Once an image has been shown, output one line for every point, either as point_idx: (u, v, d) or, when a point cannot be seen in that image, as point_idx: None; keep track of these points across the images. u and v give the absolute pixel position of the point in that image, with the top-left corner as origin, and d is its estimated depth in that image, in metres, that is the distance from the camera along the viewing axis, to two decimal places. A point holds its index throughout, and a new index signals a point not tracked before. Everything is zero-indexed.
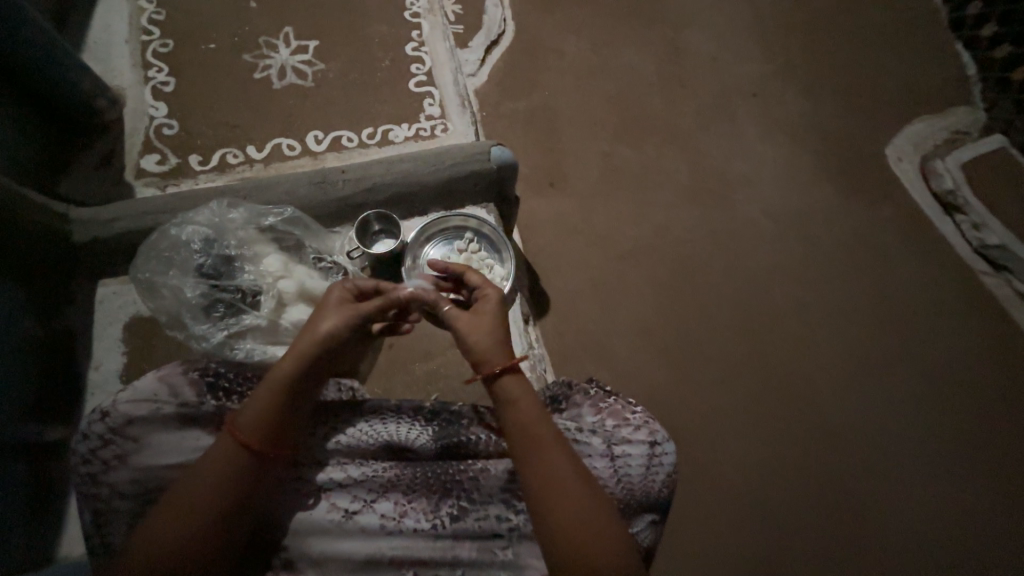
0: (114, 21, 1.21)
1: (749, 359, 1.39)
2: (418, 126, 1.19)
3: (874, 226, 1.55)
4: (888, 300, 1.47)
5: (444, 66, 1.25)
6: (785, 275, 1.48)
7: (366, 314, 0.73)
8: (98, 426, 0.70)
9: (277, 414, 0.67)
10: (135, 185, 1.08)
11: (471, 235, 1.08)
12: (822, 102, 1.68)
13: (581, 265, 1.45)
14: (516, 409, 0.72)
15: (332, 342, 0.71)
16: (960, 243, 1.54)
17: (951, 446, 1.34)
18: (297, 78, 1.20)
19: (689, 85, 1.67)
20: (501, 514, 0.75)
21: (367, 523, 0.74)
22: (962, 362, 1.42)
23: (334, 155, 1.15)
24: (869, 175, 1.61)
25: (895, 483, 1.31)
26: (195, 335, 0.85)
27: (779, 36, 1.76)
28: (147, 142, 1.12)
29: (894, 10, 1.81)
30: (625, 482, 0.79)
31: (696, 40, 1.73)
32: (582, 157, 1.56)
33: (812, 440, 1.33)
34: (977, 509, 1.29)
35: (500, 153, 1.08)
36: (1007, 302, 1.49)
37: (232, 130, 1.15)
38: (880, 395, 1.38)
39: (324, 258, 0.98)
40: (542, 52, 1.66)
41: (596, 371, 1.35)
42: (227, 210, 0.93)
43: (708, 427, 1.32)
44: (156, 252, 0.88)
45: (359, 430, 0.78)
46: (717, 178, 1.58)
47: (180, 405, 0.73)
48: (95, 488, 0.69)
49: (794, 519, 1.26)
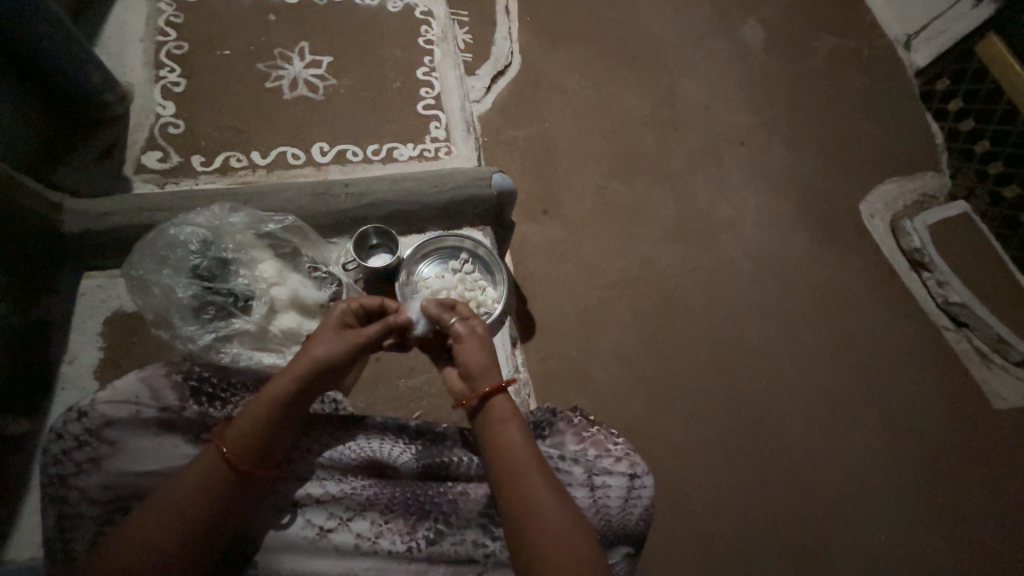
0: (130, 19, 1.22)
1: (725, 395, 1.43)
2: (423, 146, 1.23)
3: (847, 276, 1.63)
4: (857, 347, 1.54)
5: (453, 92, 1.30)
6: (763, 317, 1.54)
7: (366, 341, 0.74)
8: (75, 427, 0.68)
9: (264, 428, 0.67)
10: (133, 180, 1.08)
11: (466, 256, 1.11)
12: (804, 157, 1.79)
13: (569, 292, 1.48)
14: (496, 433, 0.74)
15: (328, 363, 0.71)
16: (926, 299, 1.63)
17: (912, 492, 1.39)
18: (308, 91, 1.23)
19: (682, 130, 1.77)
20: (478, 540, 0.75)
21: (342, 541, 0.73)
22: (924, 411, 1.48)
23: (338, 167, 1.18)
24: (844, 228, 1.71)
25: (858, 527, 1.34)
26: (183, 335, 0.84)
27: (767, 92, 1.88)
28: (150, 139, 1.12)
29: (871, 79, 1.96)
30: (603, 514, 0.80)
31: (690, 89, 1.84)
32: (577, 188, 1.61)
33: (784, 480, 1.36)
34: (935, 556, 1.33)
35: (501, 180, 1.13)
36: (966, 357, 1.57)
37: (238, 134, 1.16)
38: (847, 439, 1.42)
39: (319, 267, 0.98)
40: (546, 86, 1.74)
41: (576, 398, 1.37)
42: (228, 214, 0.93)
43: (684, 461, 1.34)
44: (151, 250, 0.88)
45: (342, 445, 0.77)
46: (703, 219, 1.65)
47: (161, 409, 0.71)
48: (63, 492, 0.67)
49: (762, 559, 1.27)
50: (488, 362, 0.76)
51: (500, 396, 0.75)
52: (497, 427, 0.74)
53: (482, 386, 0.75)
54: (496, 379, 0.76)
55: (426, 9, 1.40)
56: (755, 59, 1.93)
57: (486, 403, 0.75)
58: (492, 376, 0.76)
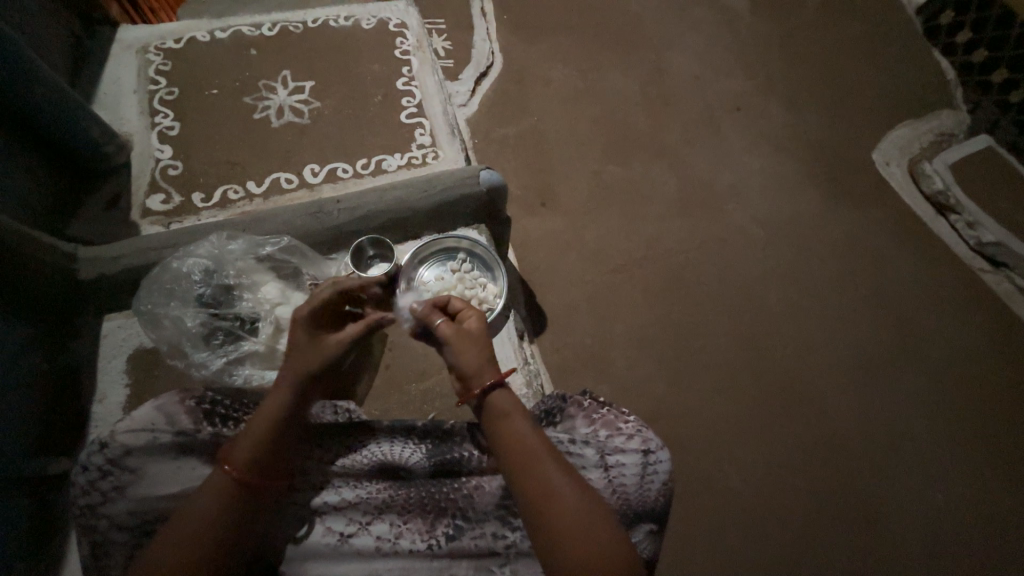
0: (123, 74, 1.29)
1: (749, 366, 1.39)
2: (411, 154, 1.24)
3: (865, 229, 1.56)
4: (885, 300, 1.47)
5: (434, 98, 1.31)
6: (781, 281, 1.49)
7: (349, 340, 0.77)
8: (97, 458, 0.72)
9: (272, 442, 0.69)
10: (141, 224, 1.13)
11: (464, 255, 1.12)
12: (804, 113, 1.73)
13: (576, 280, 1.47)
14: (502, 427, 0.73)
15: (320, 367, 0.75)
16: (956, 242, 1.55)
17: (965, 444, 1.31)
18: (294, 117, 1.27)
19: (673, 103, 1.73)
20: (497, 532, 0.76)
21: (364, 545, 0.75)
22: (967, 358, 1.40)
23: (330, 186, 1.20)
24: (855, 178, 1.64)
25: (910, 487, 1.27)
26: (195, 363, 0.88)
27: (757, 53, 1.83)
28: (153, 183, 1.18)
29: (866, 23, 1.88)
30: (620, 492, 0.80)
31: (677, 61, 1.80)
32: (572, 177, 1.60)
33: (822, 446, 1.30)
34: (998, 510, 1.25)
35: (489, 176, 1.13)
36: (1007, 297, 1.48)
37: (233, 168, 1.20)
38: (886, 396, 1.36)
39: (320, 283, 1.01)
40: (530, 80, 1.73)
41: (595, 385, 1.35)
42: (227, 242, 0.97)
43: (715, 437, 1.31)
44: (157, 285, 0.92)
45: (354, 451, 0.79)
46: (705, 190, 1.61)
47: (177, 433, 0.74)
48: (93, 521, 0.71)
49: (808, 530, 1.22)
50: (482, 356, 0.76)
51: (499, 390, 0.75)
52: (501, 421, 0.73)
53: (481, 381, 0.75)
54: (495, 372, 0.75)
55: (400, 22, 1.42)
56: (740, 21, 1.88)
57: (485, 398, 0.74)
58: (490, 370, 0.75)
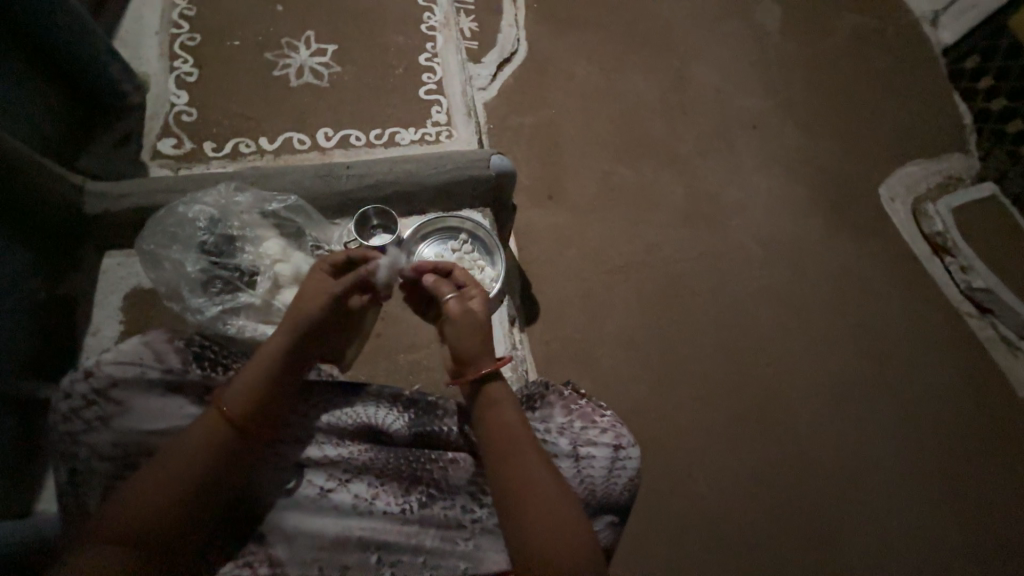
0: (147, 14, 1.28)
1: (731, 379, 1.42)
2: (425, 130, 1.25)
3: (861, 260, 1.59)
4: (870, 331, 1.50)
5: (454, 77, 1.31)
6: (773, 302, 1.52)
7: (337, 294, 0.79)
8: (82, 387, 0.73)
9: (261, 390, 0.72)
10: (150, 166, 1.14)
11: (465, 236, 1.13)
12: (818, 138, 1.75)
13: (573, 275, 1.49)
14: (486, 412, 0.76)
15: (308, 321, 0.76)
16: (946, 284, 1.58)
17: (926, 479, 1.35)
18: (313, 78, 1.27)
19: (690, 113, 1.74)
20: (466, 506, 0.79)
21: (341, 501, 0.78)
22: (942, 397, 1.44)
23: (341, 152, 1.21)
24: (858, 210, 1.66)
25: (867, 512, 1.31)
26: (191, 307, 0.89)
27: (780, 73, 1.84)
28: (165, 127, 1.18)
29: (892, 57, 1.89)
30: (587, 483, 0.83)
31: (699, 72, 1.81)
32: (582, 173, 1.61)
33: (789, 464, 1.34)
34: (948, 544, 1.30)
35: (499, 162, 1.14)
36: (988, 343, 1.52)
37: (247, 121, 1.21)
38: (857, 424, 1.40)
39: (321, 246, 1.03)
40: (552, 72, 1.73)
41: (578, 379, 1.38)
42: (233, 194, 0.99)
43: (688, 444, 1.34)
44: (162, 227, 0.94)
45: (339, 411, 0.81)
46: (711, 203, 1.63)
47: (165, 371, 0.76)
48: (74, 448, 0.73)
49: (765, 541, 1.26)
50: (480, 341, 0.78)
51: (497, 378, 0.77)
52: (487, 409, 0.76)
53: (479, 367, 0.77)
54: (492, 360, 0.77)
55: None
56: (768, 39, 1.89)
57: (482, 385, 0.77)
58: (487, 357, 0.77)
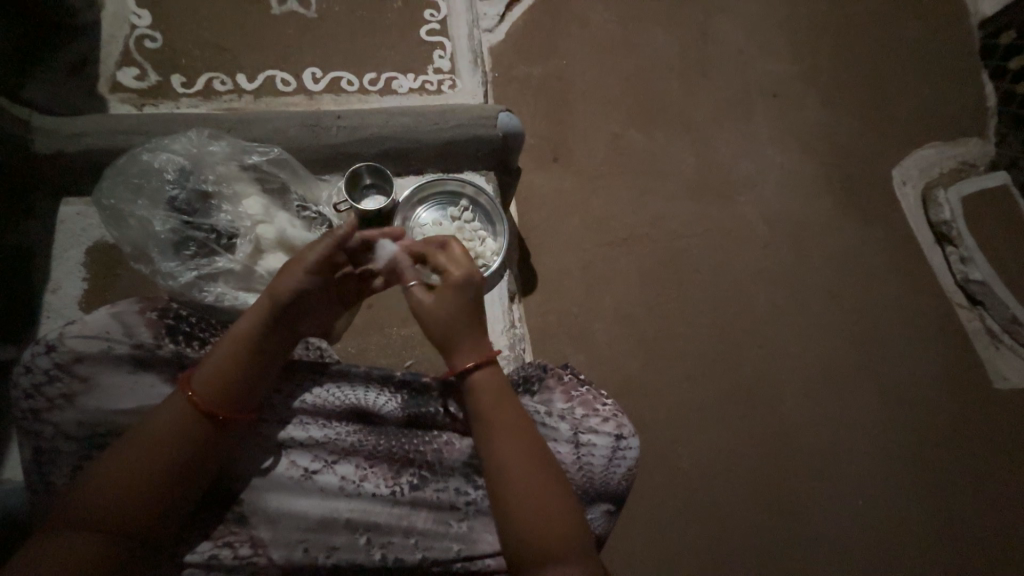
0: None
1: (722, 360, 1.40)
2: (425, 78, 1.12)
3: (867, 246, 1.55)
4: (865, 318, 1.49)
5: (460, 16, 1.16)
6: (773, 284, 1.48)
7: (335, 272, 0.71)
8: (45, 360, 0.69)
9: (231, 378, 0.66)
10: (110, 100, 1.02)
11: (466, 203, 1.05)
12: (840, 112, 1.64)
13: (573, 245, 1.42)
14: (478, 398, 0.72)
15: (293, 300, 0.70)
16: (944, 274, 1.55)
17: (897, 463, 1.39)
18: (298, 7, 1.12)
19: (710, 74, 1.61)
20: (460, 488, 0.77)
21: (327, 483, 0.74)
22: (923, 387, 1.45)
23: (331, 97, 1.08)
24: (872, 193, 1.59)
25: (836, 492, 1.35)
26: (163, 272, 0.85)
27: (810, 36, 1.69)
28: (126, 54, 1.05)
29: (929, 26, 1.74)
30: (585, 471, 0.83)
31: (725, 28, 1.65)
32: (590, 135, 1.50)
33: (768, 444, 1.37)
34: (909, 526, 1.35)
35: (507, 120, 1.02)
36: (976, 337, 1.51)
37: (222, 53, 1.07)
38: (839, 409, 1.41)
39: (309, 207, 0.95)
40: (565, 17, 1.57)
41: (572, 355, 1.35)
42: (207, 142, 0.91)
43: (672, 424, 1.35)
44: (126, 178, 0.87)
45: (326, 392, 0.78)
46: (722, 176, 1.54)
47: (135, 346, 0.72)
48: (38, 426, 0.68)
49: (736, 514, 1.31)
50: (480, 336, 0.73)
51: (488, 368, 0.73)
52: (491, 396, 0.72)
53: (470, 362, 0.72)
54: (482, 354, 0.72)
55: None
56: None
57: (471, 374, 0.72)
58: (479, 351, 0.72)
